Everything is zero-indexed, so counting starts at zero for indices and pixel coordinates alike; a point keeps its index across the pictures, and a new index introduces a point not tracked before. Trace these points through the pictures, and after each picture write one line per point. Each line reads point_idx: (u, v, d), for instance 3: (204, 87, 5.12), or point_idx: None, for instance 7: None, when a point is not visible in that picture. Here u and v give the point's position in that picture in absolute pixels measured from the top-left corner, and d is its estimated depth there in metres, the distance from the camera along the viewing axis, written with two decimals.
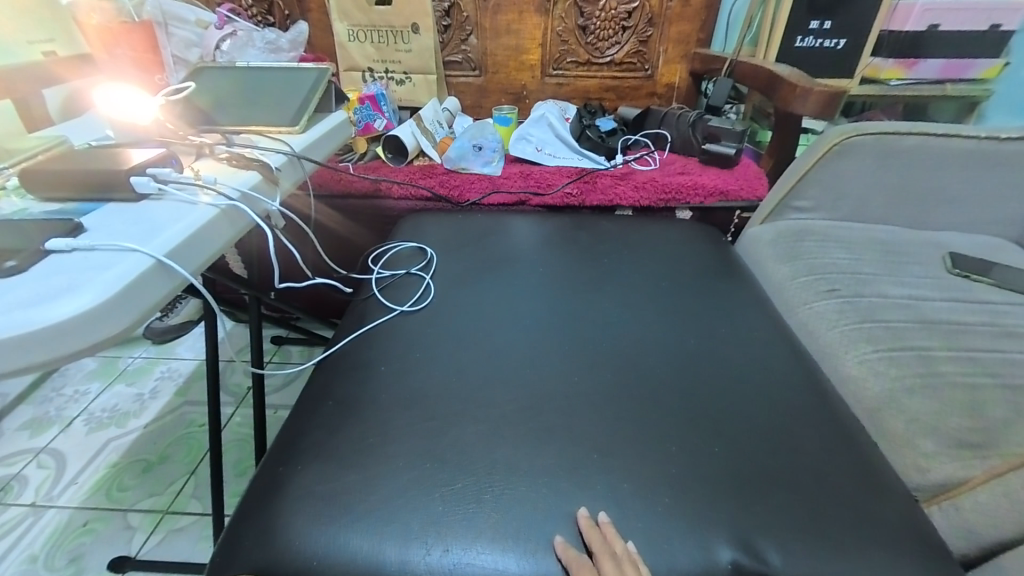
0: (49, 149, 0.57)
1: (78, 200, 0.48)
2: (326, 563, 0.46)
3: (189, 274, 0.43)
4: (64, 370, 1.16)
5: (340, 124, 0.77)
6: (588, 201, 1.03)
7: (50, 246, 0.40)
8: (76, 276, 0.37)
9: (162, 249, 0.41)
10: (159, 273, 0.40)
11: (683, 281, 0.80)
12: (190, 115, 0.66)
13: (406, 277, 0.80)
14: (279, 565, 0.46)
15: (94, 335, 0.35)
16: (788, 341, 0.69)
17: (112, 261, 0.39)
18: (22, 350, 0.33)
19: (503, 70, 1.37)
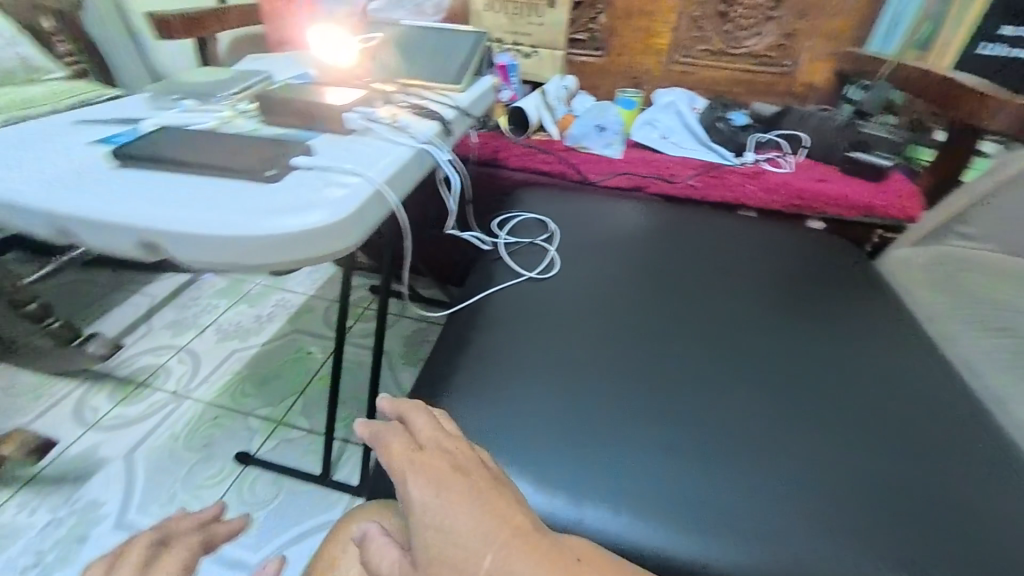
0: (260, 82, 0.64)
1: (297, 127, 0.53)
2: None
3: (396, 206, 0.47)
4: (199, 284, 1.32)
5: (488, 87, 0.77)
6: (712, 197, 0.98)
7: (295, 162, 0.44)
8: (323, 191, 0.42)
9: (382, 178, 0.45)
10: (380, 200, 0.44)
11: (822, 291, 0.75)
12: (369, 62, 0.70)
13: (531, 246, 0.79)
14: None
15: (338, 246, 0.40)
16: (950, 376, 0.62)
17: (348, 183, 0.43)
18: (292, 248, 0.38)
19: (628, 52, 1.31)
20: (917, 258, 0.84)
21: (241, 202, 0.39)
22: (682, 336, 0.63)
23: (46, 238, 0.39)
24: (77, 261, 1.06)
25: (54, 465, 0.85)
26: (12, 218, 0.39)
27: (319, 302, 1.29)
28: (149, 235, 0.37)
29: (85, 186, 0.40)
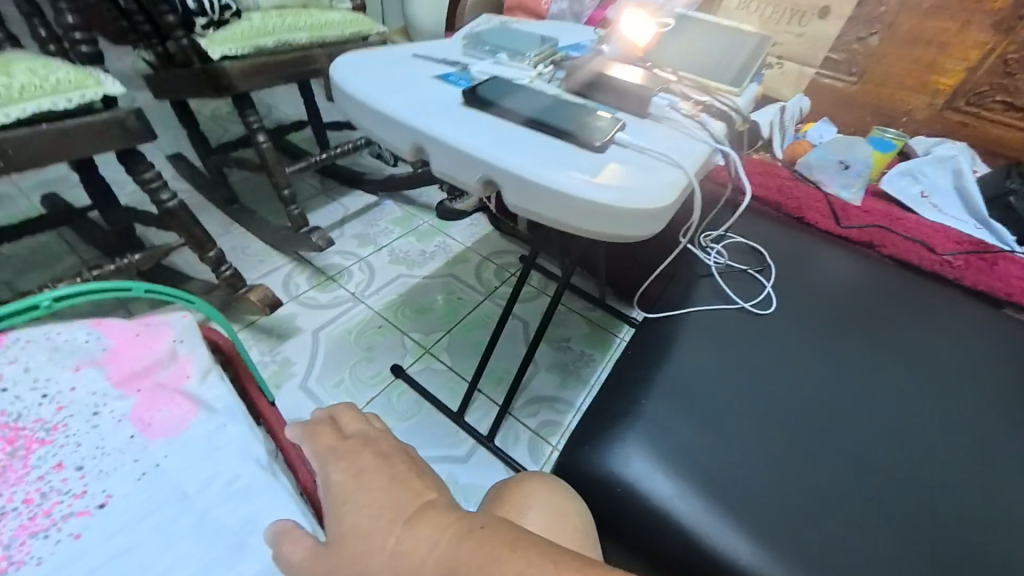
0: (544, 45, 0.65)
1: (595, 100, 0.53)
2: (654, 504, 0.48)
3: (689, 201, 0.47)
4: (381, 208, 1.49)
5: (755, 94, 0.70)
6: (968, 280, 0.78)
7: (617, 138, 0.45)
8: (647, 172, 0.42)
9: (692, 171, 0.45)
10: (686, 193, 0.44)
11: None
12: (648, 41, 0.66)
13: (743, 275, 0.74)
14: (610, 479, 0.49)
15: (653, 230, 0.41)
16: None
17: (669, 171, 0.43)
18: (624, 223, 0.39)
19: (894, 83, 1.09)
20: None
21: (573, 163, 0.41)
22: (918, 436, 0.54)
23: (406, 154, 0.48)
24: (313, 163, 1.27)
25: (269, 318, 1.07)
26: (390, 133, 0.48)
27: (473, 255, 1.37)
28: (496, 172, 0.42)
29: (446, 116, 0.46)
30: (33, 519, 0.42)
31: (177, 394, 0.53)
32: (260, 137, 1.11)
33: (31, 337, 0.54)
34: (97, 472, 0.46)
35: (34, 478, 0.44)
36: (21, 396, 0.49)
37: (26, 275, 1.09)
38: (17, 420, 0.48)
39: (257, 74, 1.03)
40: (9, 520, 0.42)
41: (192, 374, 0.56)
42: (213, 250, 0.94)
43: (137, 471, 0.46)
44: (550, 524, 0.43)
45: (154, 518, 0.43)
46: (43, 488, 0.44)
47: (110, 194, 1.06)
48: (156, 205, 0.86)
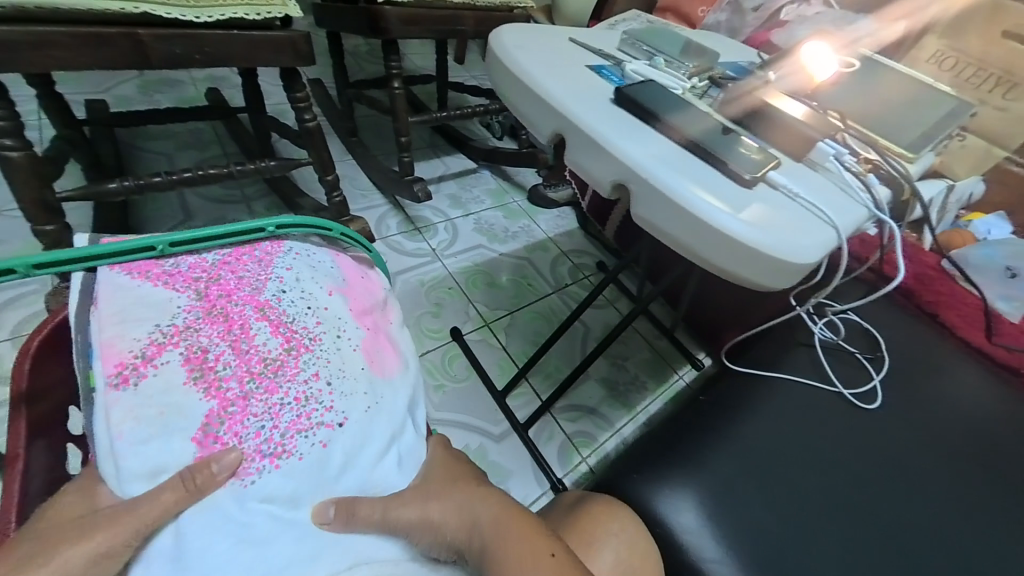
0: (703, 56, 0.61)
1: (750, 130, 0.50)
2: (666, 537, 0.52)
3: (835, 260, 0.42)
4: (479, 175, 1.52)
5: (930, 166, 0.60)
6: None
7: (769, 175, 0.41)
8: (793, 221, 0.39)
9: (844, 233, 0.41)
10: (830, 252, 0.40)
11: None
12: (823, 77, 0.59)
13: (851, 360, 0.71)
14: (632, 498, 0.55)
15: (780, 284, 0.38)
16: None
17: (815, 224, 0.39)
18: (750, 267, 0.37)
19: None
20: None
21: (724, 191, 0.39)
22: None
23: (543, 136, 0.48)
24: (432, 119, 1.33)
25: None
26: (534, 112, 0.48)
27: (552, 246, 1.36)
28: (634, 179, 0.41)
29: (595, 108, 0.46)
30: (299, 418, 0.42)
31: (392, 342, 0.55)
32: (395, 83, 1.18)
33: (299, 250, 0.55)
34: (342, 392, 0.45)
35: (304, 380, 0.44)
36: (294, 300, 0.50)
37: (184, 152, 1.27)
38: (294, 321, 0.48)
39: (410, 24, 1.09)
40: (284, 413, 0.42)
41: (397, 324, 0.59)
42: (333, 174, 1.02)
43: (364, 403, 0.46)
44: (624, 560, 0.50)
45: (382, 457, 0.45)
46: (309, 394, 0.44)
47: (263, 103, 1.19)
48: (300, 123, 0.96)
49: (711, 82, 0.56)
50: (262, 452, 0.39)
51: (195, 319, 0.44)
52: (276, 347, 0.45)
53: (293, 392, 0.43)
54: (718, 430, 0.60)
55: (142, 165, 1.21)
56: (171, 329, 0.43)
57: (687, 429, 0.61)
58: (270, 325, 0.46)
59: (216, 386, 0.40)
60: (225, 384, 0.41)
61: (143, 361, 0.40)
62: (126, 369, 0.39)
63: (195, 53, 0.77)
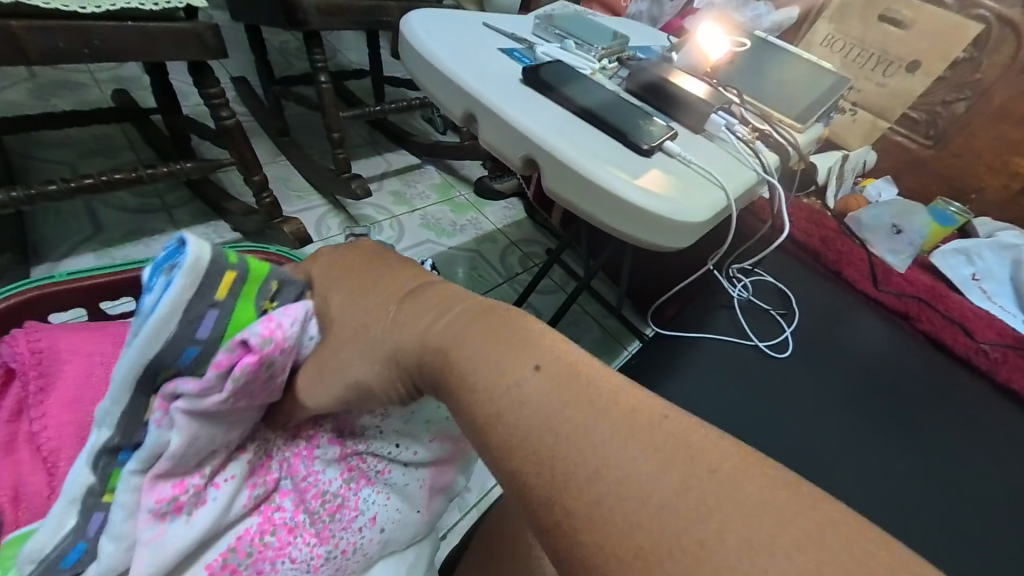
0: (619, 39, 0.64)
1: (653, 107, 0.53)
2: None
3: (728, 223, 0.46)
4: (423, 170, 1.51)
5: (818, 135, 0.67)
6: (1002, 375, 0.74)
7: (666, 146, 0.45)
8: (687, 186, 0.42)
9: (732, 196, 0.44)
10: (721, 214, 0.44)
11: None
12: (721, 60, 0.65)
13: (767, 315, 0.78)
14: None
15: (675, 245, 0.41)
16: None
17: (705, 188, 0.43)
18: (647, 227, 0.40)
19: (971, 157, 1.04)
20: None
21: (622, 159, 0.42)
22: (856, 494, 0.59)
23: (456, 119, 0.49)
24: (367, 114, 1.30)
25: None
26: (445, 94, 0.49)
27: (501, 237, 1.38)
28: (540, 153, 0.43)
29: (504, 88, 0.47)
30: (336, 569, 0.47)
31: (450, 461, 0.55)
32: (322, 77, 1.14)
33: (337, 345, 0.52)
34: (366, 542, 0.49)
35: (345, 535, 0.47)
36: (369, 535, 0.49)
37: (90, 160, 1.16)
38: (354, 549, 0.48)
39: (331, 15, 1.05)
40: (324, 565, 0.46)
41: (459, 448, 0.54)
42: (259, 174, 0.98)
43: (370, 547, 0.50)
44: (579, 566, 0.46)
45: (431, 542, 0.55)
46: (357, 543, 0.48)
47: (177, 101, 1.11)
48: (216, 122, 0.90)
49: (625, 63, 0.60)
50: None
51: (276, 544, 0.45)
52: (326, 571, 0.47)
53: (345, 553, 0.47)
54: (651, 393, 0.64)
55: (39, 176, 1.09)
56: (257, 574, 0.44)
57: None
58: (336, 553, 0.47)
59: None
60: None
61: None
62: None
63: (82, 47, 0.70)
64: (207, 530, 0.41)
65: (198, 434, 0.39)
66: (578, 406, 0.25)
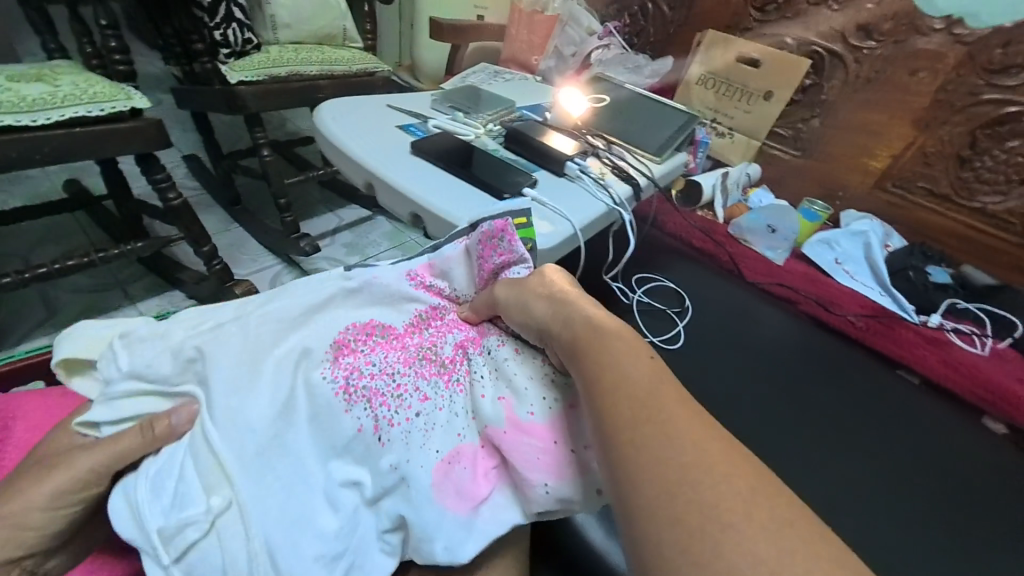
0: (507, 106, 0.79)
1: (526, 160, 0.67)
2: None
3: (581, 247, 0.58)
4: (375, 222, 1.61)
5: (678, 163, 0.82)
6: (869, 341, 0.88)
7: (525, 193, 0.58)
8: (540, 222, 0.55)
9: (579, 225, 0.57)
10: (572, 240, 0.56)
11: (941, 493, 0.68)
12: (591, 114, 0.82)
13: (663, 313, 0.91)
14: None
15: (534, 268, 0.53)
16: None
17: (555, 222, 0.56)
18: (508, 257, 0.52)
19: (831, 162, 1.25)
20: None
21: (487, 208, 0.55)
22: None
23: (361, 187, 0.60)
24: (313, 178, 1.40)
25: None
26: (349, 168, 0.60)
27: None
28: (422, 209, 0.55)
29: (395, 159, 0.59)
30: (378, 422, 0.45)
31: (527, 486, 0.45)
32: (265, 151, 1.25)
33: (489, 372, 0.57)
34: (409, 446, 0.44)
35: (410, 411, 0.46)
36: (416, 444, 0.45)
37: (41, 249, 1.21)
38: (397, 430, 0.45)
39: (269, 98, 1.17)
40: (379, 404, 0.45)
41: (546, 487, 0.44)
42: (208, 245, 1.06)
43: (397, 463, 0.44)
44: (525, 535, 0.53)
45: (427, 522, 0.43)
46: (402, 423, 0.45)
47: (128, 186, 1.19)
48: (164, 203, 0.99)
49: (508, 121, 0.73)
50: (333, 389, 0.45)
51: (393, 363, 0.48)
52: (364, 419, 0.44)
53: (388, 405, 0.45)
54: None
55: None
56: (357, 361, 0.47)
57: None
58: (392, 420, 0.45)
59: (347, 366, 0.46)
60: (358, 377, 0.46)
61: (349, 349, 0.48)
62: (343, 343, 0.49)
63: (34, 154, 0.79)
64: (391, 297, 0.53)
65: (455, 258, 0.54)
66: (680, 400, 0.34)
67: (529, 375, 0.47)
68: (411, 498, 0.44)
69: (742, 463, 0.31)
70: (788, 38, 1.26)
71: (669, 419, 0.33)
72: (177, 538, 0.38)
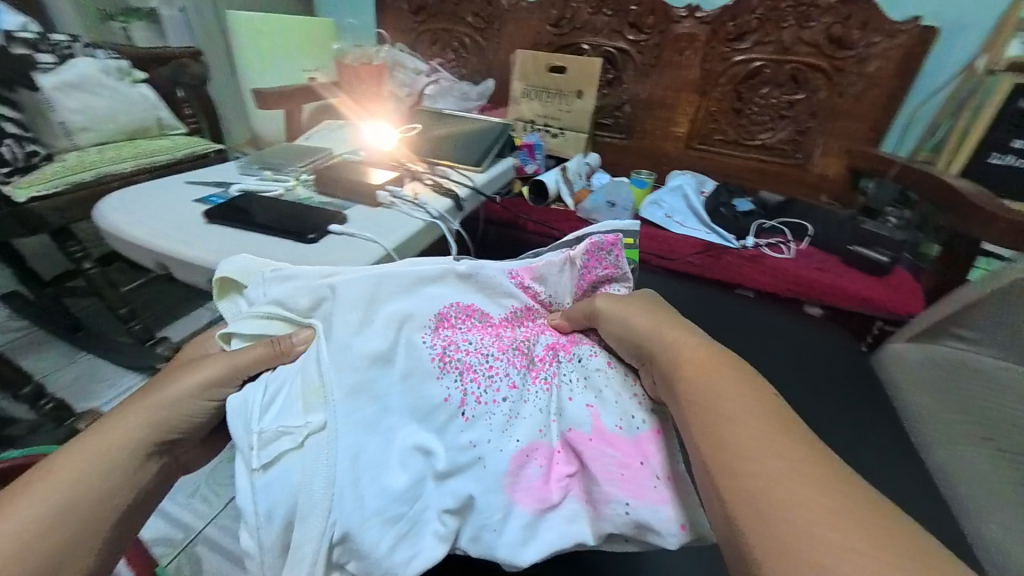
0: (324, 156, 0.82)
1: (340, 199, 0.70)
2: None
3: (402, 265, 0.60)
4: None
5: (499, 168, 0.90)
6: (709, 274, 1.01)
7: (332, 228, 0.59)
8: (347, 251, 0.56)
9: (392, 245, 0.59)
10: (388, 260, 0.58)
11: (803, 372, 0.77)
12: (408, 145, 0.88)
13: None
14: None
15: None
16: (934, 499, 0.60)
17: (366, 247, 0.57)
18: None
19: (649, 137, 1.46)
20: (930, 356, 0.86)
21: (292, 252, 0.55)
22: None
23: (153, 268, 0.58)
24: None
25: None
26: (138, 253, 0.57)
27: None
28: (220, 272, 0.53)
29: (185, 232, 0.57)
30: (466, 393, 0.44)
31: (601, 501, 0.41)
32: (87, 266, 1.14)
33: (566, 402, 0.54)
34: (496, 427, 0.44)
35: (496, 391, 0.45)
36: (492, 424, 0.44)
37: None
38: (483, 402, 0.44)
39: (72, 206, 1.06)
40: (471, 374, 0.45)
41: (627, 507, 0.40)
42: (31, 386, 0.94)
43: (482, 440, 0.42)
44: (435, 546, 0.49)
45: (492, 507, 0.40)
46: (491, 399, 0.45)
47: None
48: None
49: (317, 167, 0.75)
50: (433, 350, 0.46)
51: (485, 343, 0.49)
52: (453, 386, 0.44)
53: (477, 381, 0.45)
54: None
55: None
56: (453, 333, 0.49)
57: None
58: (488, 395, 0.45)
59: (447, 338, 0.47)
60: (456, 351, 0.47)
61: (449, 323, 0.49)
62: (450, 315, 0.50)
63: None
64: (497, 283, 0.55)
65: (545, 273, 0.58)
66: (752, 402, 0.36)
67: (619, 388, 0.48)
68: (485, 479, 0.41)
69: (838, 475, 0.31)
70: (583, 44, 1.46)
71: (741, 410, 0.35)
72: (273, 444, 0.38)
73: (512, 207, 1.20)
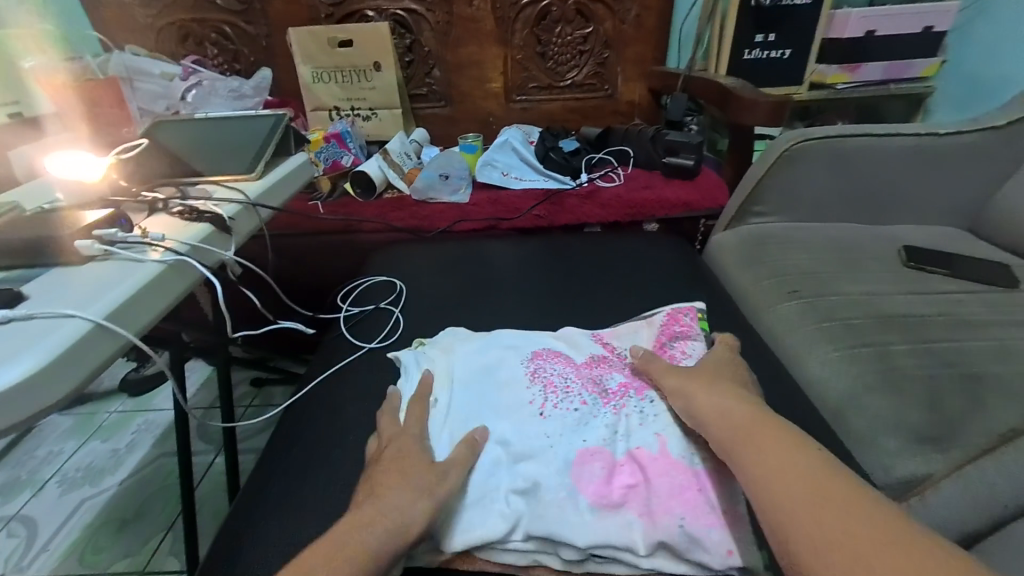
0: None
1: (22, 267, 0.48)
2: None
3: (132, 334, 0.43)
4: (37, 429, 1.08)
5: (282, 168, 0.75)
6: (557, 222, 1.04)
7: None
8: (10, 346, 0.37)
9: (103, 311, 0.42)
10: (99, 336, 0.40)
11: (654, 291, 0.80)
12: (143, 172, 0.67)
13: (375, 312, 0.79)
14: None
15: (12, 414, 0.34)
16: (775, 360, 0.68)
17: (48, 329, 0.39)
18: None
19: (468, 99, 1.39)
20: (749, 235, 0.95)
21: None
22: None
23: None
24: None
25: None
26: None
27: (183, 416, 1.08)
28: None
29: None
30: (554, 392, 0.55)
31: (660, 510, 0.43)
32: None
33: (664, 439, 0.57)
34: (579, 428, 0.51)
35: (577, 397, 0.54)
36: (574, 419, 0.52)
37: None
38: (567, 396, 0.55)
39: None
40: (558, 381, 0.56)
41: (683, 523, 0.42)
42: None
43: (567, 435, 0.50)
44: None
45: (557, 487, 0.46)
46: (580, 403, 0.54)
47: None
48: None
49: None
50: (534, 363, 0.59)
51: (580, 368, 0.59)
52: (540, 390, 0.55)
53: (556, 393, 0.55)
54: (313, 467, 0.56)
55: None
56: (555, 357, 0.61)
57: (249, 510, 0.53)
58: (577, 396, 0.55)
59: (543, 364, 0.59)
60: (552, 372, 0.58)
61: (554, 353, 0.62)
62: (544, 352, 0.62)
63: None
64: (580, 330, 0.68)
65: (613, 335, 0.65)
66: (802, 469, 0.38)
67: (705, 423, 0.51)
68: (551, 472, 0.47)
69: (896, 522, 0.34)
70: (366, 10, 1.29)
71: (791, 471, 0.38)
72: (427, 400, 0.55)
73: (339, 209, 1.06)
